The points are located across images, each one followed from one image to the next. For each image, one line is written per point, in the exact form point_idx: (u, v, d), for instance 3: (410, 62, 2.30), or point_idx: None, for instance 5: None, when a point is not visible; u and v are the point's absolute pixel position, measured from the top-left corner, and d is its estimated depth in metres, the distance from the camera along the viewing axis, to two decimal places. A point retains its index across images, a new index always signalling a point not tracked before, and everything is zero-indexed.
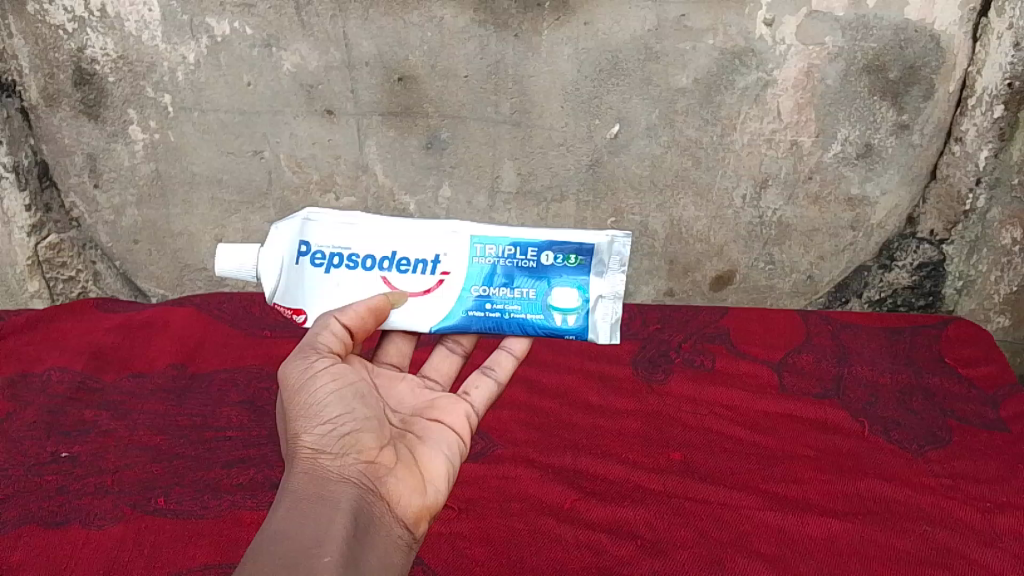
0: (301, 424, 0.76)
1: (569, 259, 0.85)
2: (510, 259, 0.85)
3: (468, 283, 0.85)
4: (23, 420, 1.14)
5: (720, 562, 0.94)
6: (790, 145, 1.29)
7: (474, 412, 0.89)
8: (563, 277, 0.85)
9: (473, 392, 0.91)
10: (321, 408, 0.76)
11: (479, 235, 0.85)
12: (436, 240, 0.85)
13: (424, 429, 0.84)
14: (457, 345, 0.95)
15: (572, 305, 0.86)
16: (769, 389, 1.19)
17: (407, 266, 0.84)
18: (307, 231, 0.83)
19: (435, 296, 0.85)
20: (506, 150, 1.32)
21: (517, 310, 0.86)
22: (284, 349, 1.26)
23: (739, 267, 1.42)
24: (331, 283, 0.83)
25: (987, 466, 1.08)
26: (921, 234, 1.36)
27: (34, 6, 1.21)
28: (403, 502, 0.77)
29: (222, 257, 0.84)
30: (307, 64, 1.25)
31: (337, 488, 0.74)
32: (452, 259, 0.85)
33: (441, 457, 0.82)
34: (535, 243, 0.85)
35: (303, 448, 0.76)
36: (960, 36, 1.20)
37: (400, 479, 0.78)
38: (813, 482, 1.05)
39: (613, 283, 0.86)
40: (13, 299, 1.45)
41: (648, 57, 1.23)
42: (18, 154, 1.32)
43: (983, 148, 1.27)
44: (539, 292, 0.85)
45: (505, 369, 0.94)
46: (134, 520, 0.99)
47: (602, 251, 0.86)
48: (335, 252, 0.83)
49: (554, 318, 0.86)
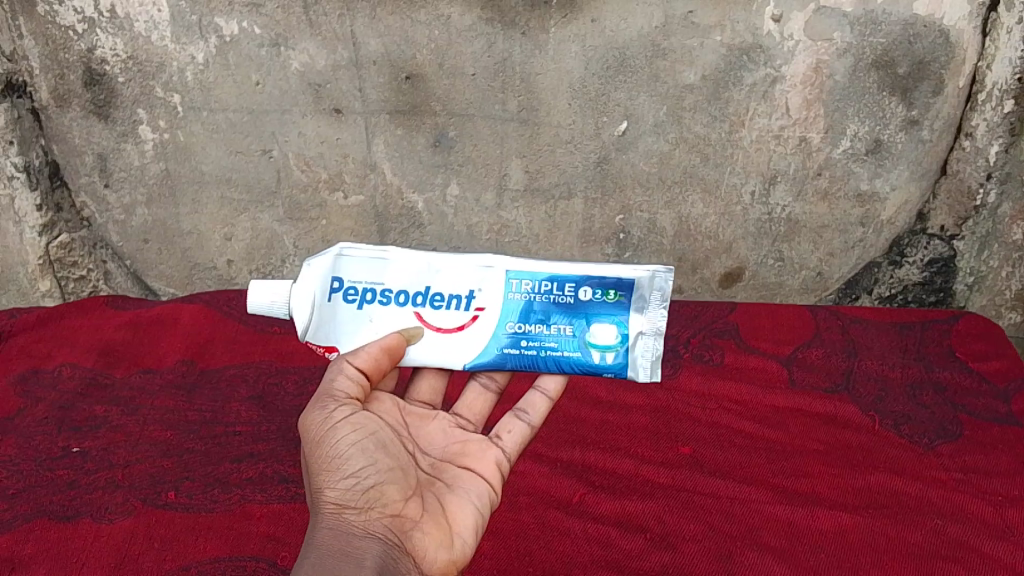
0: (325, 476, 0.77)
1: (607, 294, 0.82)
2: (546, 295, 0.83)
3: (503, 319, 0.83)
4: (34, 416, 1.14)
5: (729, 556, 0.93)
6: (799, 141, 1.28)
7: (506, 457, 0.88)
8: (602, 313, 0.82)
9: (504, 436, 0.89)
10: (343, 461, 0.76)
11: (514, 270, 0.83)
12: (471, 276, 0.83)
13: (454, 476, 0.84)
14: (491, 381, 0.93)
15: (611, 342, 0.83)
16: (778, 383, 1.18)
17: (441, 302, 0.83)
18: (339, 268, 0.82)
19: (470, 334, 0.83)
20: (514, 147, 1.32)
21: (553, 347, 0.83)
22: (293, 345, 1.26)
23: (747, 265, 1.41)
24: (364, 319, 0.82)
25: (998, 460, 1.07)
26: (932, 230, 1.36)
27: (45, 7, 1.22)
28: (430, 554, 0.77)
29: (255, 293, 0.83)
30: (315, 63, 1.25)
31: (361, 543, 0.75)
32: (487, 295, 0.83)
33: (470, 507, 0.81)
34: (574, 278, 0.83)
35: (328, 503, 0.77)
36: (969, 31, 1.19)
37: (426, 530, 0.78)
38: (823, 476, 1.04)
39: (654, 319, 0.83)
40: (26, 298, 1.47)
41: (655, 54, 1.23)
42: (29, 154, 1.33)
43: (993, 143, 1.27)
44: (576, 329, 0.83)
45: (539, 412, 0.92)
46: (145, 514, 0.99)
47: (642, 286, 0.82)
48: (368, 288, 0.82)
49: (592, 355, 0.83)
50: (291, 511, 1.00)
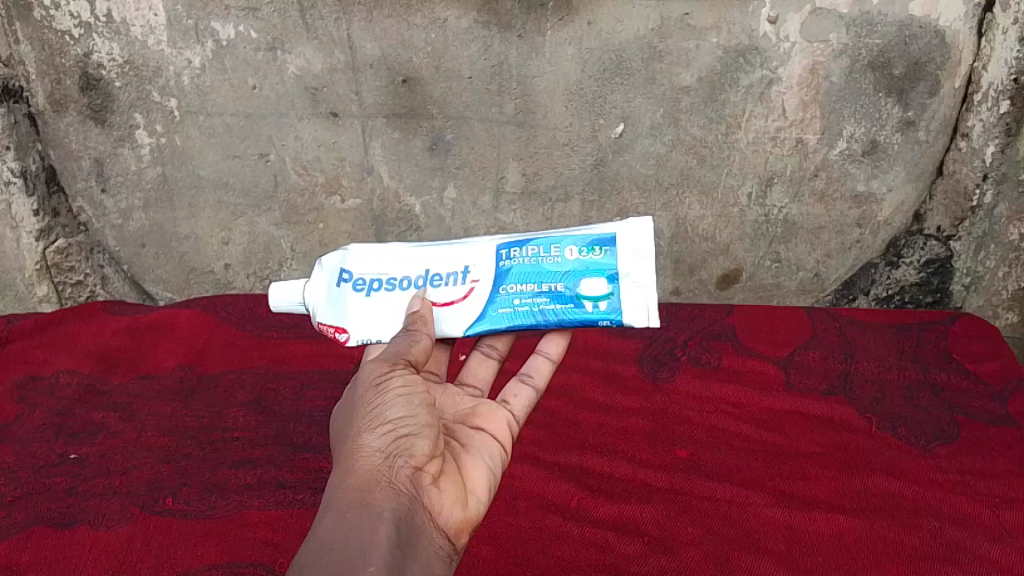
0: (365, 422, 0.74)
1: (593, 249, 0.82)
2: (535, 257, 0.83)
3: (495, 285, 0.83)
4: (32, 422, 1.14)
5: (727, 560, 0.93)
6: (795, 143, 1.29)
7: (515, 420, 0.88)
8: (590, 265, 0.81)
9: (512, 399, 0.89)
10: (388, 410, 0.74)
11: (505, 243, 0.85)
12: (466, 254, 0.85)
13: (468, 437, 0.83)
14: (493, 348, 0.94)
15: (603, 291, 0.81)
16: (775, 385, 1.18)
17: (439, 280, 0.84)
18: (348, 262, 0.86)
19: (467, 303, 0.83)
20: (511, 150, 1.32)
21: (546, 302, 0.81)
22: (290, 350, 1.26)
23: (745, 266, 1.42)
24: (370, 303, 0.83)
25: (996, 461, 1.07)
26: (928, 231, 1.36)
27: (41, 12, 1.22)
28: (445, 514, 0.73)
29: (275, 292, 0.89)
30: (312, 67, 1.26)
31: (383, 493, 0.70)
32: (481, 268, 0.84)
33: (484, 467, 0.80)
34: (559, 240, 0.83)
35: (359, 448, 0.73)
36: (965, 32, 1.19)
37: (446, 490, 0.74)
38: (821, 479, 1.04)
39: (642, 266, 0.81)
40: (23, 303, 1.47)
41: (651, 56, 1.23)
42: (26, 159, 1.33)
43: (989, 144, 1.27)
44: (566, 283, 0.81)
45: (542, 375, 0.92)
46: (143, 520, 0.99)
47: (626, 239, 0.82)
48: (373, 277, 0.85)
49: (586, 306, 0.81)
50: (288, 516, 1.00)
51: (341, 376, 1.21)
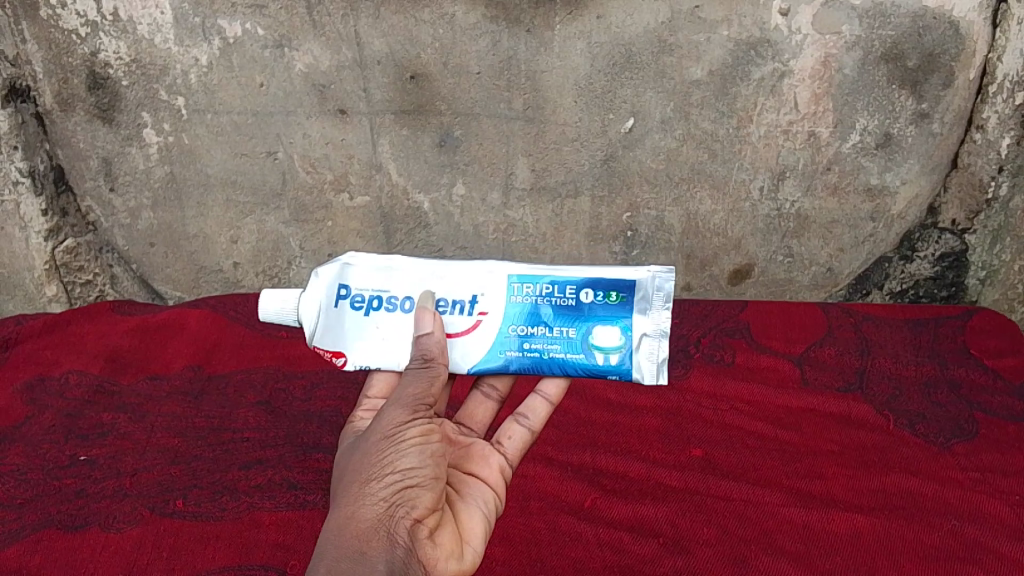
0: (373, 467, 0.72)
1: (609, 295, 0.77)
2: (546, 298, 0.79)
3: (506, 323, 0.79)
4: (42, 424, 1.15)
5: (744, 560, 0.93)
6: (808, 136, 1.27)
7: (507, 464, 0.87)
8: (606, 314, 0.77)
9: (505, 442, 0.88)
10: (398, 458, 0.72)
11: (517, 274, 0.80)
12: (472, 280, 0.80)
13: (462, 482, 0.81)
14: (492, 390, 0.91)
15: (615, 343, 0.78)
16: (790, 382, 1.17)
17: (445, 309, 0.79)
18: (346, 276, 0.80)
19: (474, 340, 0.79)
20: (519, 146, 1.31)
21: (556, 350, 0.78)
22: (301, 349, 1.25)
23: (757, 261, 1.40)
24: (371, 326, 0.79)
25: (1016, 458, 1.05)
26: (943, 224, 1.34)
27: (47, 11, 1.22)
28: (439, 571, 0.72)
29: (266, 300, 0.85)
30: (319, 64, 1.25)
31: (381, 545, 0.68)
32: (490, 299, 0.79)
33: (478, 515, 0.79)
34: (574, 279, 0.78)
35: (363, 494, 0.71)
36: (979, 23, 1.17)
37: (442, 544, 0.73)
38: (837, 478, 1.03)
39: (659, 320, 0.77)
40: (32, 304, 1.47)
41: (661, 50, 1.21)
42: (34, 159, 1.33)
43: (1005, 136, 1.25)
44: (578, 331, 0.78)
45: (538, 416, 0.89)
46: (154, 522, 0.99)
47: (645, 286, 0.78)
48: (374, 295, 0.79)
49: (596, 358, 0.78)
50: (300, 518, 0.99)
51: (352, 376, 1.20)
